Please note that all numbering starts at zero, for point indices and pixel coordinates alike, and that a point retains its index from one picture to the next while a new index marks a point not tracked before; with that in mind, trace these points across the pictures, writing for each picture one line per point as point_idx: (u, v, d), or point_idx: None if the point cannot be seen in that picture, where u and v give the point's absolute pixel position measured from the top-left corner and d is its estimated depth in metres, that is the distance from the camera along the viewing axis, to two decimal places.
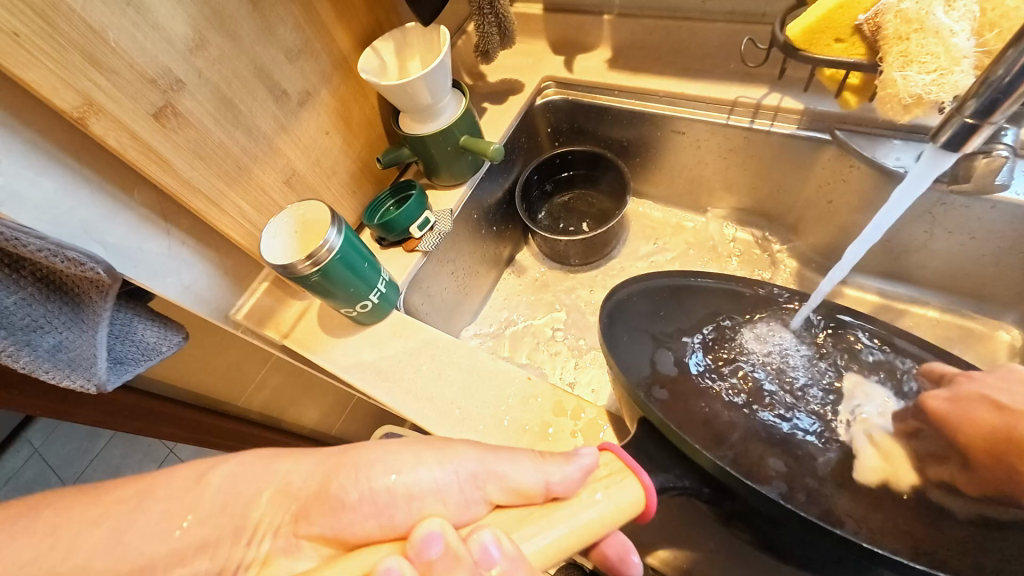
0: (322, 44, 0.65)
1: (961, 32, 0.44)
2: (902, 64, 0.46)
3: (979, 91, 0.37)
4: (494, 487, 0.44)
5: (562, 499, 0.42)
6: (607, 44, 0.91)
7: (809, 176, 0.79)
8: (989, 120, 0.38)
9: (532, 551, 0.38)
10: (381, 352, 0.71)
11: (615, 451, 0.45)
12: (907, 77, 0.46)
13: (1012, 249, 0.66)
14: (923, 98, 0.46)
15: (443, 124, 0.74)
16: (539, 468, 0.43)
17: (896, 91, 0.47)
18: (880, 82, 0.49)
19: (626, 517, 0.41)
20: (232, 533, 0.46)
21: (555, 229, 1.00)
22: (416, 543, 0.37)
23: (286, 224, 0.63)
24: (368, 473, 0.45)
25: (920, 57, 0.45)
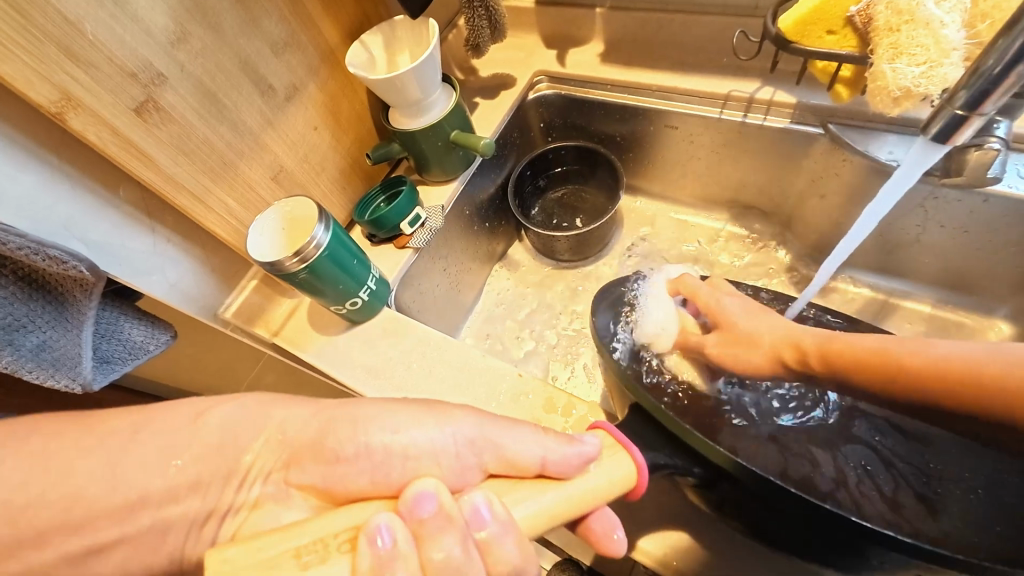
0: (309, 37, 0.64)
1: (952, 24, 0.43)
2: (892, 56, 0.46)
3: (969, 81, 0.37)
4: (490, 455, 0.44)
5: (557, 476, 0.41)
6: (600, 38, 0.90)
7: (801, 170, 0.79)
8: (979, 111, 0.38)
9: (522, 516, 0.39)
10: (372, 349, 0.70)
11: (608, 428, 0.45)
12: (896, 69, 0.45)
13: (1005, 243, 0.66)
14: (912, 91, 0.45)
15: (433, 118, 0.73)
16: (540, 441, 0.42)
17: (885, 83, 0.46)
18: (869, 74, 0.48)
19: (617, 489, 0.41)
20: (225, 474, 0.49)
21: (549, 225, 0.99)
22: (410, 500, 0.36)
23: (273, 220, 0.62)
24: (366, 428, 0.46)
25: (910, 49, 0.44)
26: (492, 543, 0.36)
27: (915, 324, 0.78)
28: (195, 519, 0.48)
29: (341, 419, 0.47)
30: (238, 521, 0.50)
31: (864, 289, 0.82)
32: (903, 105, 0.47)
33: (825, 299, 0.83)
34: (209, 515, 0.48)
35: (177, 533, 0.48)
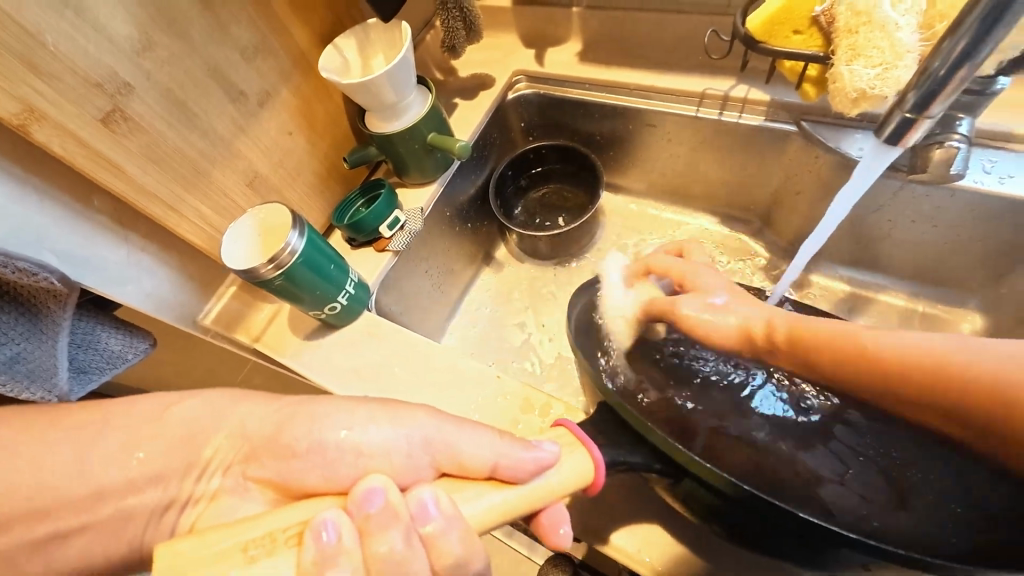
0: (280, 42, 0.64)
1: (905, 26, 0.44)
2: (850, 58, 0.47)
3: (919, 83, 0.37)
4: (444, 455, 0.44)
5: (509, 476, 0.40)
6: (577, 37, 0.90)
7: (777, 166, 0.80)
8: (927, 113, 0.39)
9: (470, 513, 0.39)
10: (352, 354, 0.70)
11: (569, 426, 0.46)
12: (853, 71, 0.46)
13: (975, 237, 0.67)
14: (867, 92, 0.46)
15: (408, 121, 0.73)
16: (496, 443, 0.42)
17: (843, 84, 0.47)
18: (829, 75, 0.49)
19: (571, 488, 0.42)
20: (183, 469, 0.49)
21: (531, 225, 1.00)
22: (358, 497, 0.37)
23: (247, 228, 0.62)
24: (323, 425, 0.47)
25: (867, 50, 0.45)
26: (437, 537, 0.37)
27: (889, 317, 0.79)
28: (154, 510, 0.49)
29: (300, 418, 0.48)
30: (197, 512, 0.51)
31: (839, 282, 0.83)
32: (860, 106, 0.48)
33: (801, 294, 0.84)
34: (169, 505, 0.49)
35: (137, 524, 0.49)
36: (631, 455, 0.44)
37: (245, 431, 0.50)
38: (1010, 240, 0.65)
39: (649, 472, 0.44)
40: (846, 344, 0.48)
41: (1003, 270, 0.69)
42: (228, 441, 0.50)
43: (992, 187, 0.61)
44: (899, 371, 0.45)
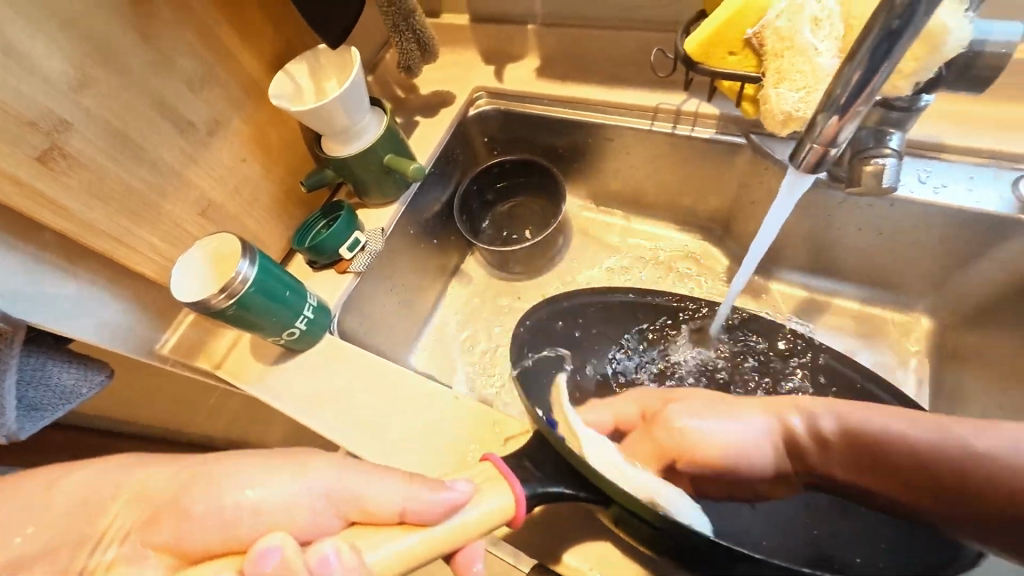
0: (228, 70, 0.64)
1: (825, 52, 0.49)
2: (777, 81, 0.52)
3: (824, 110, 0.39)
4: (349, 505, 0.44)
5: (416, 519, 0.42)
6: (535, 53, 0.91)
7: (731, 176, 0.81)
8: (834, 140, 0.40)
9: (375, 560, 0.40)
10: (313, 378, 0.70)
11: (492, 460, 0.48)
12: (780, 94, 0.52)
13: (919, 242, 0.69)
14: (794, 114, 0.52)
15: (364, 144, 0.74)
16: (403, 488, 0.44)
17: (772, 106, 0.53)
18: (761, 98, 0.55)
19: (487, 525, 0.44)
20: (75, 540, 0.45)
21: (499, 239, 1.01)
22: (253, 556, 0.37)
23: (198, 259, 0.61)
24: (225, 484, 0.45)
25: (791, 75, 0.51)
26: None
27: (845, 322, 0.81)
28: None
29: (204, 474, 0.46)
30: None
31: (797, 289, 0.84)
32: (789, 126, 0.53)
33: (759, 300, 0.85)
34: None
35: None
36: (559, 485, 0.48)
37: (146, 492, 0.47)
38: (949, 245, 0.67)
39: (575, 499, 0.48)
40: (890, 436, 0.52)
41: (946, 272, 0.71)
42: (128, 505, 0.47)
43: (927, 197, 0.63)
44: (921, 463, 0.49)
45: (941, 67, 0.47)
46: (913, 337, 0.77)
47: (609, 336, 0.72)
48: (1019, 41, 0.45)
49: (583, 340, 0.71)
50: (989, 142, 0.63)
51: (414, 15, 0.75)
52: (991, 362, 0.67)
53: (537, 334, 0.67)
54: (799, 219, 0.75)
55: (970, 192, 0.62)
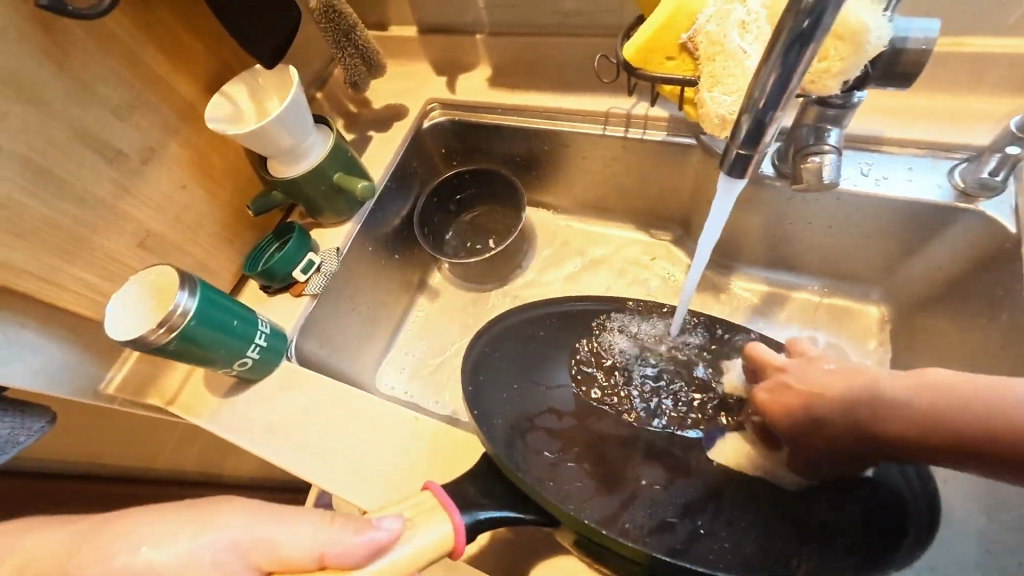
0: (161, 96, 0.62)
1: (753, 54, 0.51)
2: (711, 85, 0.53)
3: (744, 117, 0.38)
4: (262, 554, 0.43)
5: (337, 564, 0.42)
6: (485, 62, 0.90)
7: (685, 177, 0.82)
8: (758, 147, 0.40)
9: None
10: (271, 408, 0.67)
11: (433, 490, 0.48)
12: (714, 98, 0.53)
13: (867, 232, 0.69)
14: (728, 118, 0.53)
15: (311, 163, 0.72)
16: (320, 533, 0.43)
17: (707, 110, 0.53)
18: (698, 103, 0.55)
19: (424, 558, 0.44)
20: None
21: (462, 250, 0.97)
22: None
23: (137, 294, 0.59)
24: (119, 546, 0.43)
25: (724, 79, 0.52)
26: None
27: (806, 315, 0.79)
28: None
29: (109, 528, 0.45)
30: None
31: (759, 284, 0.82)
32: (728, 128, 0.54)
33: (720, 298, 0.83)
34: None
35: None
36: (508, 509, 0.50)
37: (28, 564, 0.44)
38: (896, 233, 0.67)
39: (522, 521, 0.50)
40: (889, 387, 0.44)
41: (895, 261, 0.70)
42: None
43: (867, 188, 0.64)
44: (919, 411, 0.41)
45: (867, 66, 0.48)
46: (869, 326, 0.75)
47: (561, 347, 0.71)
48: (936, 36, 0.46)
49: (535, 357, 0.70)
50: (923, 132, 0.64)
51: (355, 31, 0.74)
52: (945, 347, 0.65)
53: (486, 356, 0.66)
54: (752, 215, 0.74)
55: (908, 183, 0.63)
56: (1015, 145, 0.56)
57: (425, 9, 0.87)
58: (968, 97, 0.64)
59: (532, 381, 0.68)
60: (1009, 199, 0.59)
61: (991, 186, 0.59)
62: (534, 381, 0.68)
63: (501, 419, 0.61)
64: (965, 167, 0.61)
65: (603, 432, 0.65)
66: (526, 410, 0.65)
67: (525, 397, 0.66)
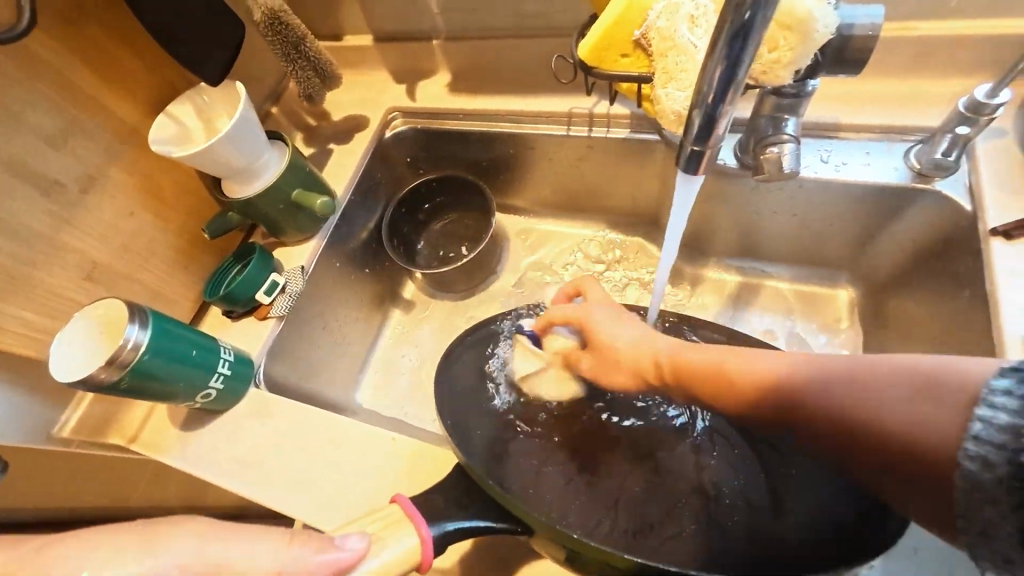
0: (99, 122, 0.60)
1: (703, 48, 0.50)
2: (665, 81, 0.53)
3: (694, 115, 0.38)
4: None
5: None
6: (444, 68, 0.89)
7: (652, 173, 0.82)
8: (712, 143, 0.39)
9: None
10: (239, 439, 0.64)
11: (400, 502, 0.48)
12: (669, 94, 0.52)
13: (832, 216, 0.69)
14: (683, 114, 0.52)
15: (267, 181, 0.70)
16: (281, 554, 0.41)
17: (663, 107, 0.53)
18: (653, 100, 0.55)
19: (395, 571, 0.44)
20: None
21: (434, 260, 0.94)
22: None
23: (85, 328, 0.56)
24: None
25: (676, 74, 0.51)
26: None
27: (781, 304, 0.78)
28: None
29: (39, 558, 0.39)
30: None
31: (731, 274, 0.81)
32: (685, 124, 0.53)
33: (695, 291, 0.82)
34: None
35: None
36: (476, 517, 0.50)
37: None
38: (863, 214, 0.67)
39: (492, 531, 0.49)
40: (818, 371, 0.38)
41: (862, 243, 0.71)
42: None
43: (828, 174, 0.65)
44: (842, 401, 0.36)
45: (816, 54, 0.48)
46: (841, 311, 0.75)
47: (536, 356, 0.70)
48: (882, 22, 0.46)
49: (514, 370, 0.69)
50: (879, 116, 0.65)
51: (305, 42, 0.71)
52: (913, 327, 0.65)
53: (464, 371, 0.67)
54: (719, 207, 0.74)
55: (867, 167, 0.64)
56: (964, 125, 0.56)
57: (379, 16, 0.85)
58: (920, 79, 0.65)
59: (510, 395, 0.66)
60: (962, 177, 0.61)
61: (944, 166, 0.60)
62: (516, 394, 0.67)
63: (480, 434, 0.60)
64: (919, 149, 0.62)
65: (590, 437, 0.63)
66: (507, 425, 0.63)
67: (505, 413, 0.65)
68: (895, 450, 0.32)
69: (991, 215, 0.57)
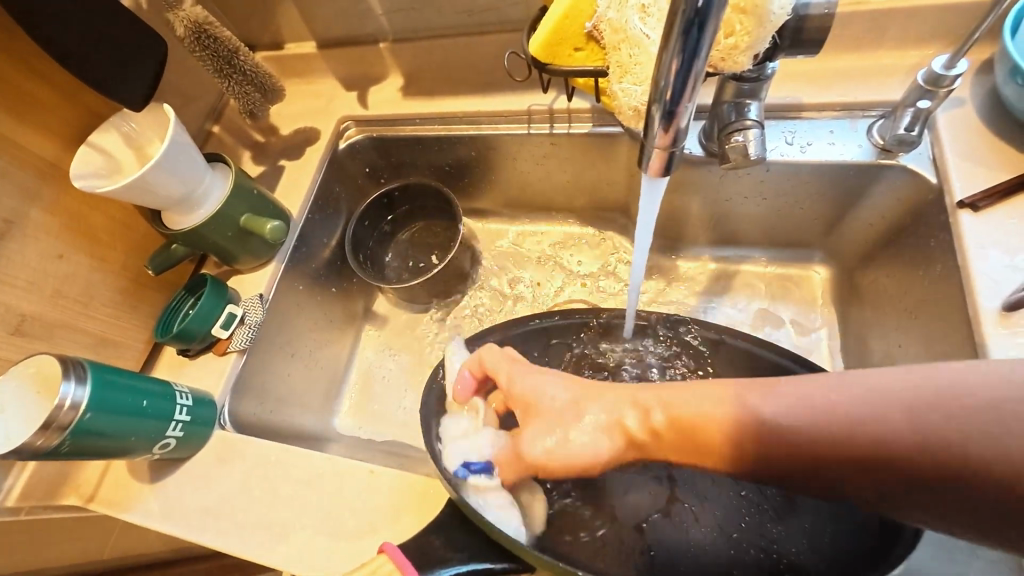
0: (12, 161, 0.55)
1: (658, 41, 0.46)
2: (621, 75, 0.50)
3: (654, 115, 0.36)
4: None
5: None
6: (396, 72, 0.84)
7: (618, 166, 0.79)
8: (673, 142, 0.37)
9: None
10: (206, 488, 0.60)
11: (389, 552, 0.46)
12: (625, 89, 0.50)
13: (799, 199, 0.69)
14: (642, 109, 0.50)
15: (211, 208, 0.65)
16: None
17: (621, 102, 0.51)
18: (611, 96, 0.52)
19: None
20: None
21: (404, 272, 0.90)
22: None
23: (17, 391, 0.51)
24: None
25: (632, 68, 0.49)
26: None
27: (758, 288, 0.77)
28: None
29: None
30: None
31: (705, 262, 0.80)
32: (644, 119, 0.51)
33: (671, 283, 0.80)
34: None
35: None
36: (475, 560, 0.47)
37: None
38: (831, 193, 0.66)
39: (493, 573, 0.47)
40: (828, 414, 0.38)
41: (831, 222, 0.70)
42: None
43: (794, 156, 0.64)
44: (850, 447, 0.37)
45: (774, 37, 0.47)
46: (817, 290, 0.75)
47: None
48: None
49: None
50: (841, 94, 0.64)
51: (238, 55, 0.66)
52: (888, 302, 0.65)
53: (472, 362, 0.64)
54: (689, 198, 0.73)
55: (832, 146, 0.63)
56: (925, 99, 0.56)
57: (319, 21, 0.80)
58: (880, 53, 0.64)
59: None
60: (926, 149, 0.60)
61: (908, 141, 0.59)
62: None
63: None
64: (882, 125, 0.61)
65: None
66: None
67: None
68: (933, 471, 0.34)
69: (957, 187, 0.57)
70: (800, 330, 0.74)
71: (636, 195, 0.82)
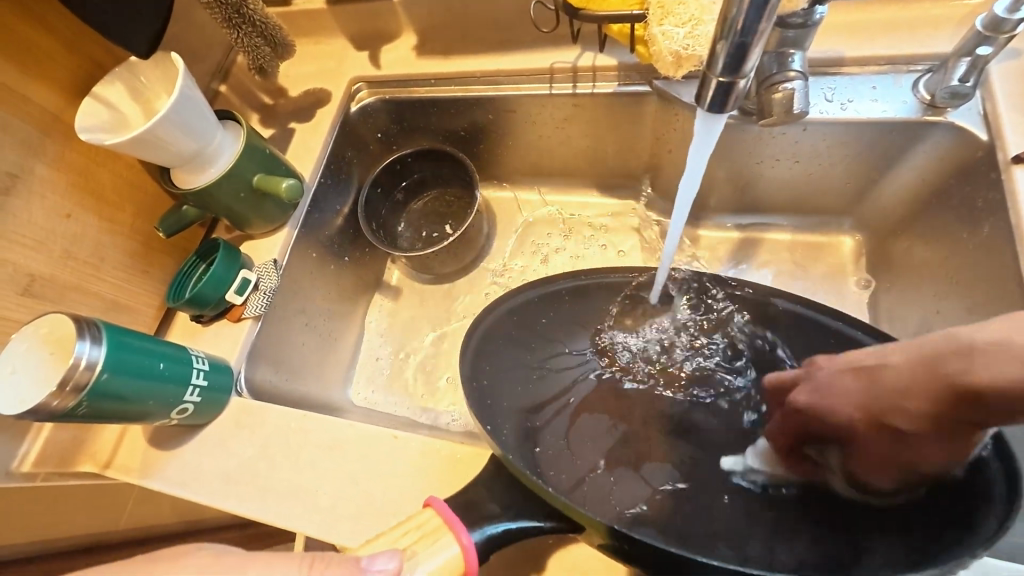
0: (14, 112, 0.53)
1: None
2: (660, 18, 0.48)
3: (723, 37, 0.33)
4: None
5: None
6: (409, 29, 0.80)
7: (642, 130, 0.76)
8: (740, 73, 0.35)
9: None
10: (226, 453, 0.59)
11: (435, 506, 0.45)
12: (666, 32, 0.48)
13: (835, 161, 0.66)
14: (684, 53, 0.48)
15: (222, 167, 0.62)
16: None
17: (660, 47, 0.49)
18: (647, 41, 0.50)
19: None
20: None
21: (418, 241, 0.87)
22: None
23: (29, 353, 0.50)
24: None
25: (674, 10, 0.47)
26: None
27: (783, 257, 0.75)
28: None
29: None
30: None
31: (726, 231, 0.77)
32: (683, 67, 0.49)
33: (695, 252, 0.78)
34: None
35: None
36: (523, 518, 0.45)
37: None
38: (870, 154, 0.63)
39: (541, 531, 0.45)
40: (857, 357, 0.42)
41: (865, 186, 0.67)
42: None
43: (836, 114, 0.60)
44: None
45: None
46: (845, 259, 0.72)
47: (526, 334, 0.64)
48: None
49: (505, 342, 0.62)
50: (885, 47, 0.61)
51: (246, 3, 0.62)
52: (924, 268, 0.63)
53: (518, 313, 0.63)
54: (717, 162, 0.70)
55: (875, 103, 0.60)
56: (985, 46, 0.52)
57: None
58: (925, 5, 0.61)
59: (518, 392, 0.61)
60: (977, 104, 0.57)
61: (960, 94, 0.56)
62: (529, 354, 0.64)
63: (509, 427, 0.56)
64: (930, 78, 0.58)
65: (609, 398, 0.63)
66: (527, 421, 0.58)
67: (523, 407, 0.60)
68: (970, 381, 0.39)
69: (1011, 141, 0.54)
70: (827, 299, 0.72)
71: (659, 160, 0.78)
